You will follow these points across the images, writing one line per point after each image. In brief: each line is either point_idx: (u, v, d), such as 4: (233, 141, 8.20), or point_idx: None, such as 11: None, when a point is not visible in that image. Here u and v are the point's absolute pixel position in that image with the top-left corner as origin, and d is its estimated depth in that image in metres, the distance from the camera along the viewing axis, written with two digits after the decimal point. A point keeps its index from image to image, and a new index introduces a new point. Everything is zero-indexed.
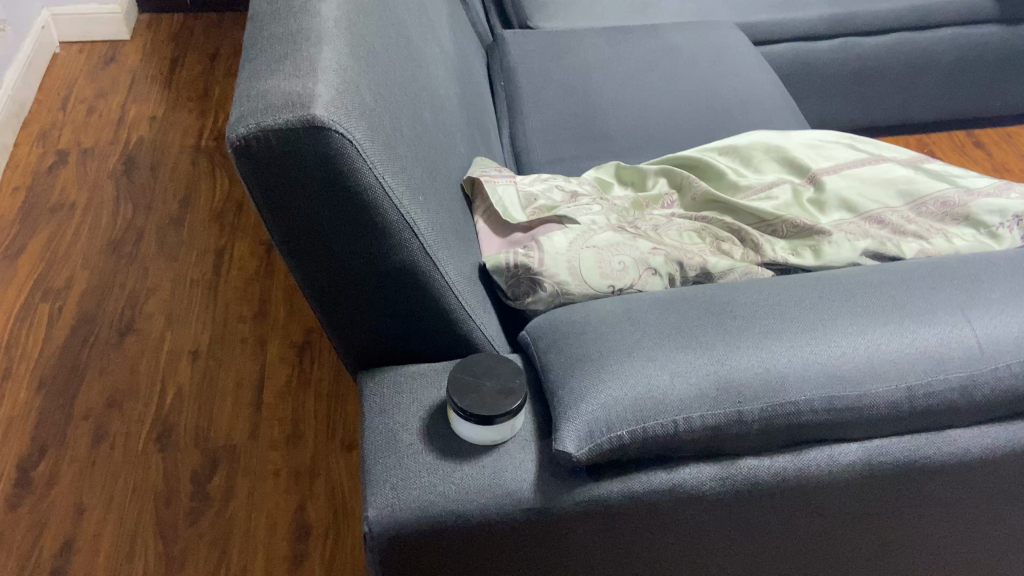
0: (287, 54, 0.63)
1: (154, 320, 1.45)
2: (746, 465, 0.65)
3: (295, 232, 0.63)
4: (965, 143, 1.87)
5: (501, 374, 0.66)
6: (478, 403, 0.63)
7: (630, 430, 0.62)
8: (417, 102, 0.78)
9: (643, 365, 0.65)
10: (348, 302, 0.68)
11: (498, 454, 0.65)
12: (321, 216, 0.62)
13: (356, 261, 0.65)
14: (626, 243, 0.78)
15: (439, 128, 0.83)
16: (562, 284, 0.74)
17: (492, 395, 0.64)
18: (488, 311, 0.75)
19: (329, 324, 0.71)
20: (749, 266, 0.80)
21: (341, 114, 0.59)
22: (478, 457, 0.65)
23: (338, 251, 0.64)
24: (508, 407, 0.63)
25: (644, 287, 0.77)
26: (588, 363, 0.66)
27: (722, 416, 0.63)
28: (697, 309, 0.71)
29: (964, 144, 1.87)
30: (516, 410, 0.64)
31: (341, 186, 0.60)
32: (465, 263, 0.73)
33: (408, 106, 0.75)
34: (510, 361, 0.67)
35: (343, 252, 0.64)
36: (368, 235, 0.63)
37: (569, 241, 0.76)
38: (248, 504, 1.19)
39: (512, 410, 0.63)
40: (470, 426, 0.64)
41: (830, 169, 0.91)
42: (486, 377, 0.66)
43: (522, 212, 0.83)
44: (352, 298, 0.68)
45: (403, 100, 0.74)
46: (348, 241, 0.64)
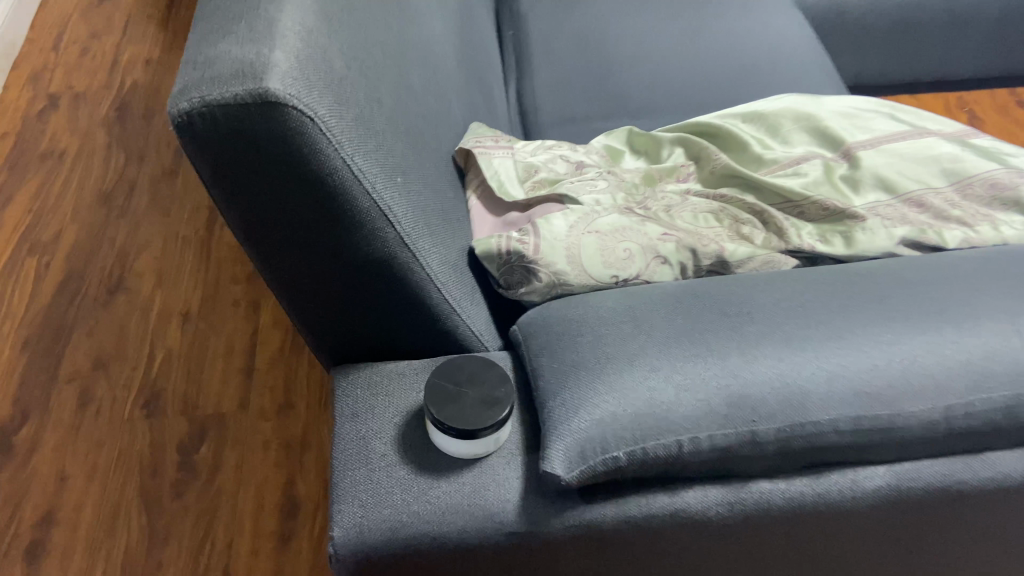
0: (243, 13, 0.54)
1: (144, 278, 1.38)
2: (758, 489, 0.58)
3: (253, 221, 0.56)
4: (1009, 103, 1.74)
5: (486, 380, 0.59)
6: (456, 415, 0.56)
7: (627, 451, 0.55)
8: (404, 64, 0.70)
9: (645, 376, 0.57)
10: (317, 297, 0.61)
11: (482, 471, 0.58)
12: (282, 204, 0.54)
13: (325, 252, 0.58)
14: (633, 226, 0.70)
15: (431, 91, 0.75)
16: (559, 274, 0.67)
17: (473, 405, 0.57)
18: (477, 302, 0.67)
19: (299, 320, 0.64)
20: (770, 253, 0.73)
21: (304, 85, 0.51)
22: (458, 472, 0.58)
23: (302, 240, 0.57)
24: (492, 419, 0.56)
25: (651, 277, 0.69)
26: (583, 370, 0.58)
27: (733, 436, 0.56)
28: (709, 310, 0.63)
29: (1008, 104, 1.74)
30: (502, 422, 0.57)
31: (302, 172, 0.52)
32: (451, 250, 0.66)
33: (391, 69, 0.66)
34: (496, 366, 0.60)
35: (309, 242, 0.57)
36: (335, 224, 0.56)
37: (569, 225, 0.68)
38: (235, 477, 1.13)
39: (497, 423, 0.56)
40: (449, 440, 0.57)
41: (865, 142, 0.81)
42: (469, 384, 0.58)
43: (520, 188, 0.75)
44: (322, 292, 0.61)
45: (385, 62, 0.65)
46: (313, 230, 0.56)
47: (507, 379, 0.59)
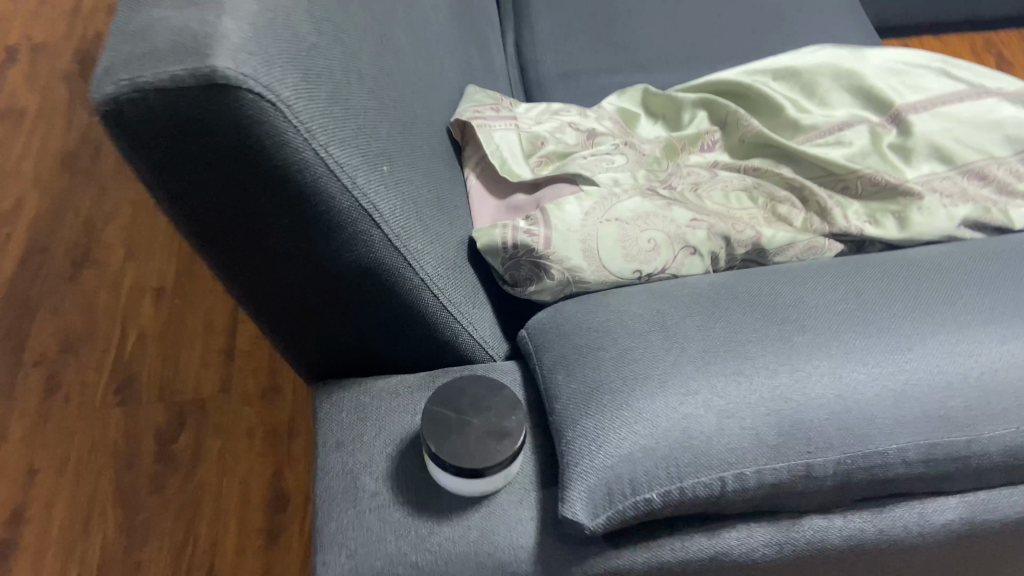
0: None
1: (113, 251, 1.28)
2: (812, 527, 0.50)
3: (208, 227, 0.46)
4: None
5: (493, 407, 0.50)
6: (459, 450, 0.48)
7: (661, 492, 0.47)
8: (387, 21, 0.59)
9: (681, 400, 0.49)
10: (291, 309, 0.52)
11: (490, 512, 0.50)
12: (243, 206, 0.45)
13: (297, 260, 0.48)
14: (657, 211, 0.60)
15: (420, 52, 0.64)
16: (574, 270, 0.57)
17: (477, 437, 0.49)
18: (480, 303, 0.58)
19: (272, 333, 0.55)
20: (812, 238, 0.63)
21: (264, 60, 0.41)
22: (462, 512, 0.50)
23: (271, 247, 0.47)
24: (501, 454, 0.48)
25: (679, 270, 0.60)
26: (608, 393, 0.50)
27: (785, 471, 0.47)
28: (751, 312, 0.53)
29: None
30: (513, 456, 0.49)
31: (265, 169, 0.42)
32: (449, 245, 0.56)
33: (373, 29, 0.55)
34: (505, 388, 0.51)
35: (278, 249, 0.47)
36: (309, 228, 0.46)
37: (584, 212, 0.59)
38: (218, 469, 1.05)
39: (504, 461, 0.48)
40: (450, 476, 0.49)
41: (916, 104, 0.71)
42: (474, 412, 0.50)
43: (525, 166, 0.65)
44: (297, 303, 0.51)
45: (366, 21, 0.55)
46: (283, 236, 0.46)
47: (517, 402, 0.51)
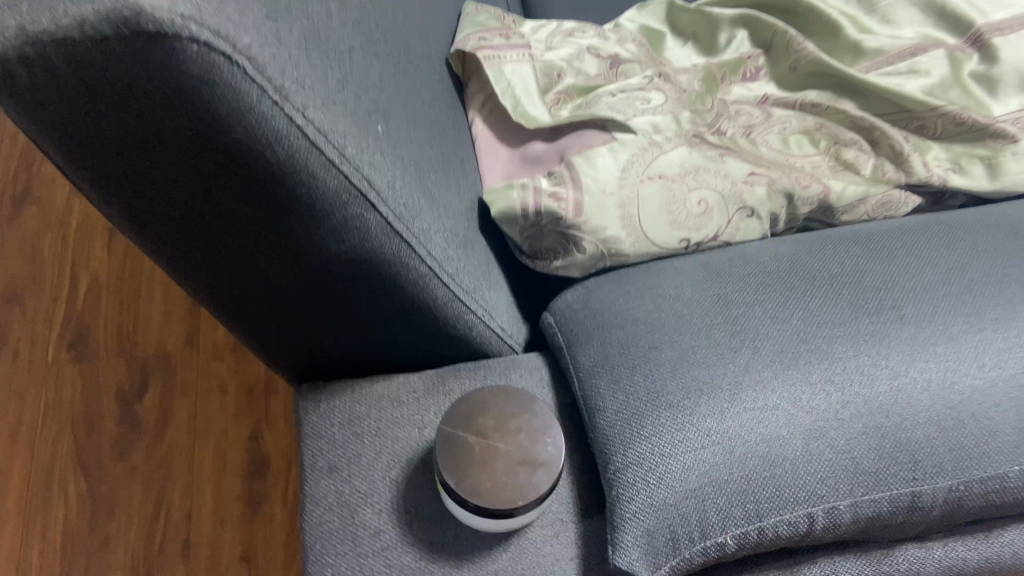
0: None
1: (58, 186, 1.14)
2: (906, 559, 0.42)
3: (148, 217, 0.35)
4: None
5: (521, 427, 0.41)
6: (484, 486, 0.39)
7: (737, 535, 0.38)
8: None
9: (758, 418, 0.39)
10: (264, 307, 0.41)
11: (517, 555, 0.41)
12: (193, 191, 0.33)
13: (271, 253, 0.37)
14: (707, 164, 0.50)
15: None
16: (609, 242, 0.48)
17: (505, 467, 0.39)
18: (495, 284, 0.48)
19: (244, 334, 0.44)
20: (886, 191, 0.53)
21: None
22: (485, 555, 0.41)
23: (233, 239, 0.36)
24: (537, 488, 0.39)
25: (734, 236, 0.50)
26: (665, 410, 0.41)
27: (886, 503, 0.39)
28: (832, 298, 0.44)
29: None
30: (550, 490, 0.40)
31: (219, 144, 0.31)
32: (458, 216, 0.45)
33: None
34: (533, 401, 0.42)
35: (244, 241, 0.36)
36: (284, 215, 0.35)
37: (621, 167, 0.49)
38: (189, 431, 0.95)
39: (541, 496, 0.39)
40: (471, 514, 0.40)
41: (1002, 23, 0.59)
42: (497, 434, 0.40)
43: (541, 105, 0.54)
44: (271, 303, 0.41)
45: None
46: (249, 226, 0.35)
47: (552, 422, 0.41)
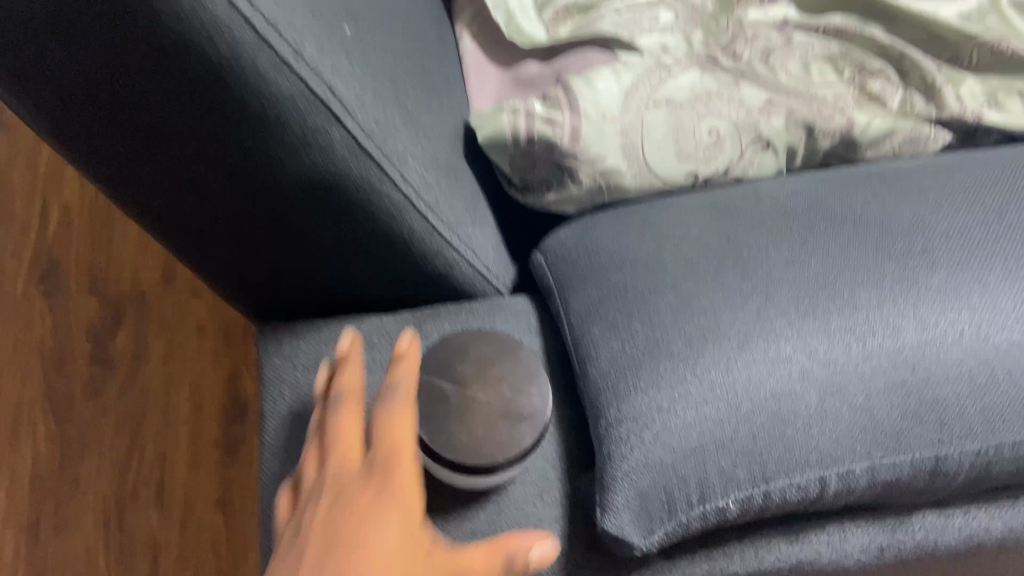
0: None
1: None
2: (925, 526, 0.38)
3: (79, 122, 0.31)
4: None
5: (503, 375, 0.37)
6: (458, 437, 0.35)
7: (738, 498, 0.35)
8: None
9: (770, 372, 0.35)
10: (221, 239, 0.37)
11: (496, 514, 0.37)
12: (129, 87, 0.29)
13: (223, 172, 0.33)
14: (718, 91, 0.45)
15: None
16: (609, 173, 0.43)
17: (484, 419, 0.36)
18: (481, 218, 0.43)
19: (202, 269, 0.40)
20: (915, 126, 0.48)
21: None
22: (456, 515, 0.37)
23: (178, 152, 0.32)
24: (521, 444, 0.35)
25: (746, 171, 0.45)
26: (665, 360, 0.36)
27: (906, 465, 0.35)
28: (856, 240, 0.39)
29: None
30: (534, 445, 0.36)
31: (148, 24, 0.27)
32: (439, 139, 0.40)
33: None
34: (516, 346, 0.38)
35: (190, 155, 0.32)
36: (232, 121, 0.30)
37: (625, 90, 0.44)
38: (164, 371, 0.91)
39: (525, 451, 0.36)
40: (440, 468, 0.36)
41: None
42: (476, 384, 0.36)
43: (536, 23, 0.49)
44: (228, 233, 0.36)
45: None
46: (195, 136, 0.31)
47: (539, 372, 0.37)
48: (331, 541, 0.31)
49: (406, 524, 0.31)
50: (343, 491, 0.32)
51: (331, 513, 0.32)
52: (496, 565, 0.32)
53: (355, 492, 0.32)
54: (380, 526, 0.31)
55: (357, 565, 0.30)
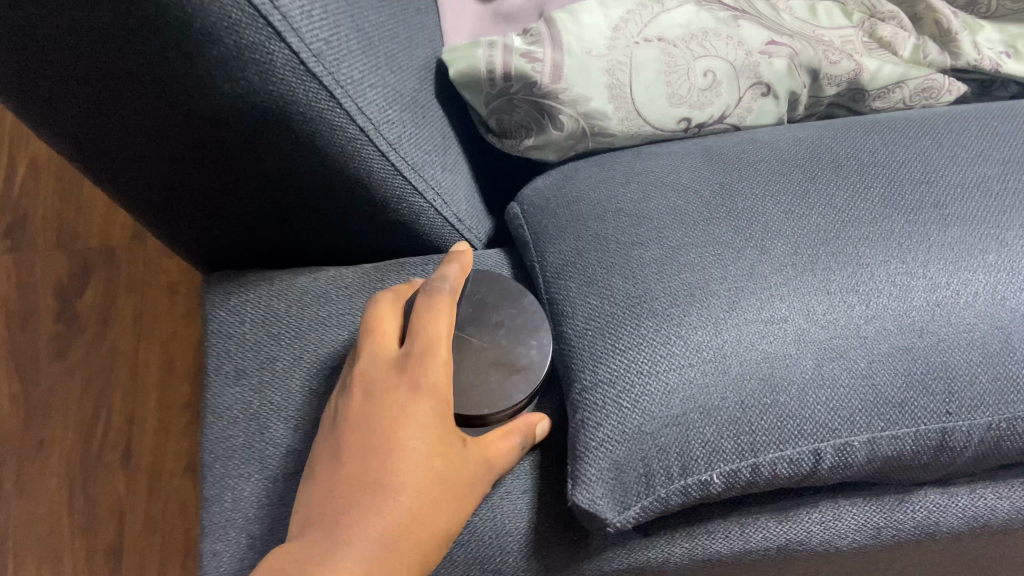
0: None
1: None
2: (926, 506, 0.35)
3: None
4: None
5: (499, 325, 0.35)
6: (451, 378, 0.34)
7: (724, 472, 0.31)
8: None
9: (761, 333, 0.32)
10: (163, 181, 0.33)
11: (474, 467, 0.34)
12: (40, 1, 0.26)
13: (158, 100, 0.29)
14: (714, 28, 0.41)
15: None
16: (593, 116, 0.39)
17: (474, 367, 0.34)
18: (453, 163, 0.40)
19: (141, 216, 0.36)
20: (929, 72, 0.44)
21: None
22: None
23: (107, 80, 0.28)
24: (513, 395, 0.34)
25: (743, 118, 0.42)
26: (647, 318, 0.33)
27: (910, 440, 0.32)
28: (860, 193, 0.36)
29: None
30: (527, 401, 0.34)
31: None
32: (407, 71, 0.37)
33: None
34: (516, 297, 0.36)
35: (119, 82, 0.28)
36: (158, 40, 0.27)
37: (613, 25, 0.40)
38: (133, 330, 0.87)
39: (517, 404, 0.34)
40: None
41: None
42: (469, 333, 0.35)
43: None
44: (165, 172, 0.33)
45: None
46: (123, 59, 0.27)
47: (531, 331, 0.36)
48: (370, 433, 0.31)
49: (442, 411, 0.32)
50: (381, 383, 0.32)
51: (367, 407, 0.32)
52: (519, 445, 0.33)
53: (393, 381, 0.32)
54: (421, 413, 0.31)
55: (401, 453, 0.30)
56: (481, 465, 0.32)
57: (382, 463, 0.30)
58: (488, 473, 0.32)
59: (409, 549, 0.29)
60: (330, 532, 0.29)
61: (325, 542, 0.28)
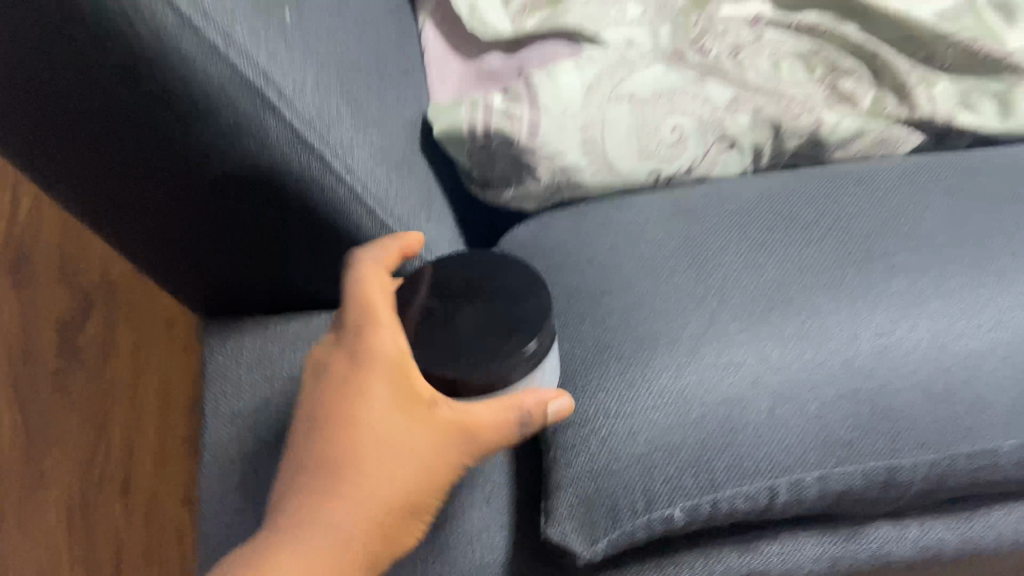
0: None
1: None
2: (880, 537, 0.37)
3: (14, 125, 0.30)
4: None
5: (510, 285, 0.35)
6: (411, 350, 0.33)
7: (686, 507, 0.34)
8: None
9: (721, 377, 0.34)
10: (170, 239, 0.36)
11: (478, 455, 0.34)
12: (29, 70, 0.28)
13: (136, 144, 0.31)
14: (682, 87, 0.45)
15: None
16: (570, 170, 0.42)
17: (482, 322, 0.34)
18: (438, 213, 0.42)
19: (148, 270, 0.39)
20: (887, 126, 0.47)
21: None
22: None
23: (83, 130, 0.30)
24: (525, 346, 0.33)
25: (711, 171, 0.45)
26: (615, 362, 0.35)
27: (859, 476, 0.34)
28: (815, 243, 0.39)
29: None
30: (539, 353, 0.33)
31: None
32: (392, 130, 0.39)
33: None
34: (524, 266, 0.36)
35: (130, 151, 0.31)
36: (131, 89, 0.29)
37: (587, 83, 0.43)
38: (132, 364, 0.90)
39: (529, 351, 0.33)
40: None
41: None
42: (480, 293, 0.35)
43: (504, 13, 0.47)
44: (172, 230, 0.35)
45: None
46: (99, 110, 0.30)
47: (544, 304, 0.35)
48: (331, 414, 0.32)
49: (397, 379, 0.32)
50: (343, 363, 0.33)
51: (331, 388, 0.33)
52: (510, 417, 0.32)
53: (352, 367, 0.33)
54: (376, 389, 0.32)
55: (358, 430, 0.31)
56: (450, 428, 0.32)
57: (341, 444, 0.31)
58: (458, 440, 0.32)
59: (375, 519, 0.31)
60: (294, 516, 0.30)
61: (285, 528, 0.30)
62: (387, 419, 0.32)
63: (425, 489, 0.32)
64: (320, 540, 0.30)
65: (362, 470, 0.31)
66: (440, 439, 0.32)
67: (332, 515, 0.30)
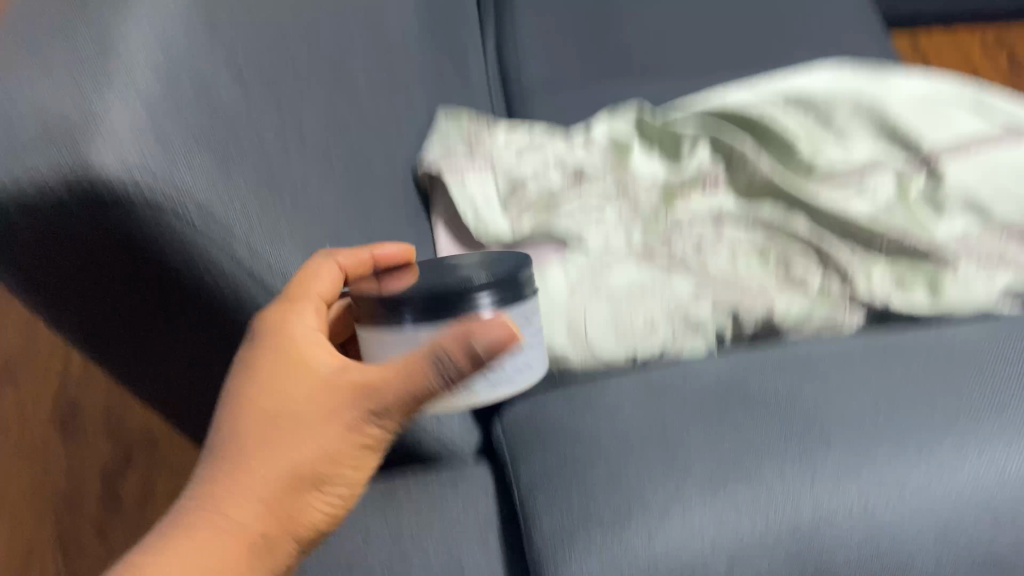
0: (64, 33, 0.35)
1: None
2: None
3: (121, 353, 0.41)
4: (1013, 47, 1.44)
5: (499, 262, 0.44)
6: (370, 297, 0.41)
7: None
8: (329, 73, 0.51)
9: (683, 542, 0.41)
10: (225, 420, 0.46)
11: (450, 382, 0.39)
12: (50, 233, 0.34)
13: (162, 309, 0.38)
14: (652, 282, 0.54)
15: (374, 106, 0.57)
16: (556, 356, 0.51)
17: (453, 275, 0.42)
18: None
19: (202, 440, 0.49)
20: (831, 310, 0.54)
21: (140, 118, 0.34)
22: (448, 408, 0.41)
23: (176, 349, 0.41)
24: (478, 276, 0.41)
25: (680, 354, 0.52)
26: (595, 528, 0.42)
27: None
28: (761, 419, 0.45)
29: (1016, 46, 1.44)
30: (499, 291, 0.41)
31: (106, 248, 0.35)
32: None
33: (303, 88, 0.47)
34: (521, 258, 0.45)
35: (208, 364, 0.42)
36: (121, 227, 0.34)
37: (570, 285, 0.53)
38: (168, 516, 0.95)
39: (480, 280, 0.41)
40: (383, 335, 0.41)
41: (952, 145, 0.61)
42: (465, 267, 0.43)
43: (502, 217, 0.60)
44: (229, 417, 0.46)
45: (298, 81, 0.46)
46: (119, 281, 0.37)
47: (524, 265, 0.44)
48: (235, 396, 0.38)
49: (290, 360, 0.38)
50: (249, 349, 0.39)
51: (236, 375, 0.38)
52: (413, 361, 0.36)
53: (253, 346, 0.38)
54: (272, 369, 0.38)
55: (254, 405, 0.37)
56: (346, 390, 0.37)
57: (242, 419, 0.37)
58: (355, 400, 0.37)
59: (276, 485, 0.36)
60: (203, 489, 0.36)
61: (201, 487, 0.36)
62: (284, 391, 0.37)
63: (335, 449, 0.37)
64: (232, 495, 0.35)
65: (269, 433, 0.36)
66: (344, 403, 0.37)
67: (241, 470, 0.36)
